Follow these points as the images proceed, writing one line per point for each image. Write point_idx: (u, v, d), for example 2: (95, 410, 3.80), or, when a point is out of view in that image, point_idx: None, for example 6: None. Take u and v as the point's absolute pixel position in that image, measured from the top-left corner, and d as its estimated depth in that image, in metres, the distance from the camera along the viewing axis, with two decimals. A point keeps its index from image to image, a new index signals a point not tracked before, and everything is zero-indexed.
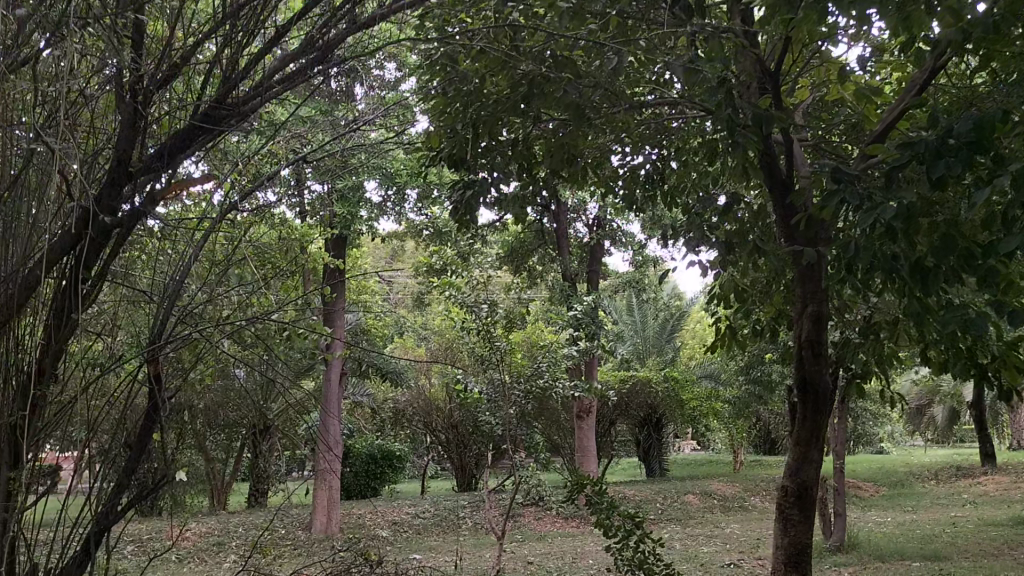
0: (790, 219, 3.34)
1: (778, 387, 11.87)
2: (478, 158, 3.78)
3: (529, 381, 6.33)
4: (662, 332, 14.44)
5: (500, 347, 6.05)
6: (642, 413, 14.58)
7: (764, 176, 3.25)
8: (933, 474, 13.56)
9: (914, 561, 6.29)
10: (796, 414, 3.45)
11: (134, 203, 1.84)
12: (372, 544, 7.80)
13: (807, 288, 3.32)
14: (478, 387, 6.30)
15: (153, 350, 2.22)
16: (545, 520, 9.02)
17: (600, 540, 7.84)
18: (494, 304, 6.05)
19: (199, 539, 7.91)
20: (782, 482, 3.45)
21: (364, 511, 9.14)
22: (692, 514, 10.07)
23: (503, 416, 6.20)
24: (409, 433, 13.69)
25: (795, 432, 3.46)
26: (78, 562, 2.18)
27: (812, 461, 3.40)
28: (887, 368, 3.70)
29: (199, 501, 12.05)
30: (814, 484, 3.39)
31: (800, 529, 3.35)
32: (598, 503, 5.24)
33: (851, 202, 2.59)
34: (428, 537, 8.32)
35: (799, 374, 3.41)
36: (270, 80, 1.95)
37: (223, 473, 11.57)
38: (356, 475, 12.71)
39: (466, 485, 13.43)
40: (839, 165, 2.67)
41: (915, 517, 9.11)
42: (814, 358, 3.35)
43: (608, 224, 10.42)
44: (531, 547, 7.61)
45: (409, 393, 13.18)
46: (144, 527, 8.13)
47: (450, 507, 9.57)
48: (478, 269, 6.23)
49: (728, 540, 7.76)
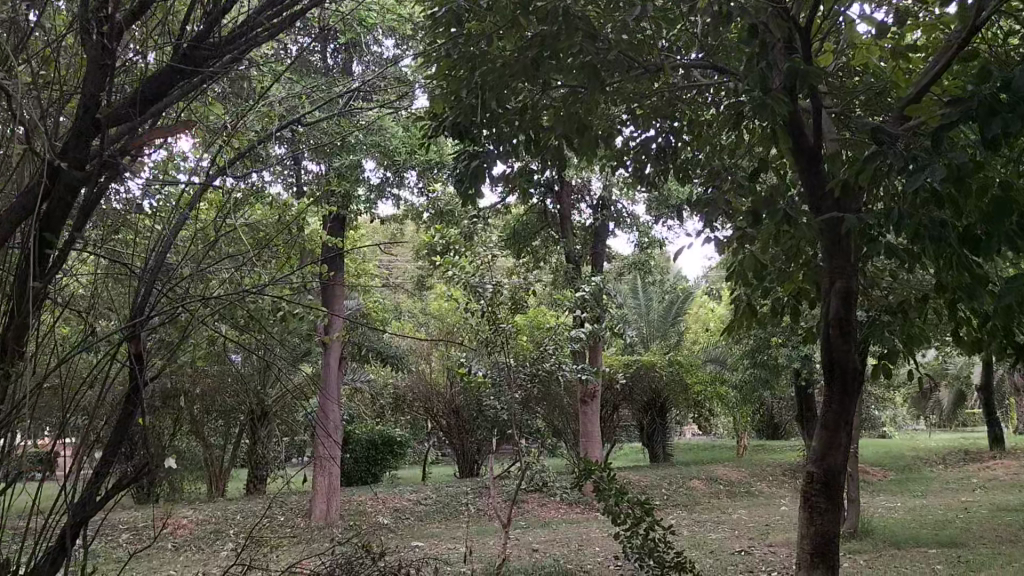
0: (819, 191, 3.16)
1: (783, 370, 11.71)
2: (483, 129, 3.61)
3: (535, 363, 6.15)
4: (667, 315, 14.28)
5: (504, 329, 5.87)
6: (646, 398, 14.41)
7: (789, 145, 3.08)
8: (940, 458, 13.40)
9: (930, 548, 6.13)
10: (821, 396, 3.27)
11: (105, 157, 1.66)
12: (373, 532, 7.65)
13: (835, 263, 3.15)
14: (483, 370, 6.11)
15: (134, 327, 2.02)
16: (549, 506, 8.85)
17: (606, 527, 7.68)
18: (499, 285, 5.87)
19: (196, 526, 7.74)
20: (807, 468, 3.27)
21: (364, 497, 8.99)
22: (698, 500, 9.93)
23: (508, 400, 6.01)
24: (410, 419, 13.56)
25: (820, 415, 3.29)
26: (52, 560, 1.98)
27: (840, 446, 3.22)
28: (917, 348, 3.51)
29: (198, 488, 11.92)
30: (841, 470, 3.21)
31: (826, 518, 3.18)
32: (607, 490, 5.06)
33: (893, 165, 2.40)
34: (430, 524, 8.15)
35: (826, 354, 3.24)
36: (255, 17, 1.81)
37: (223, 459, 11.42)
38: (356, 461, 12.58)
39: (468, 471, 13.26)
40: (879, 126, 2.48)
41: (925, 502, 8.95)
42: (843, 338, 3.18)
43: (613, 205, 10.22)
44: (536, 535, 7.44)
45: (410, 378, 13.02)
46: (140, 516, 7.97)
47: (452, 493, 9.41)
48: (483, 252, 5.98)
49: (737, 527, 7.58)
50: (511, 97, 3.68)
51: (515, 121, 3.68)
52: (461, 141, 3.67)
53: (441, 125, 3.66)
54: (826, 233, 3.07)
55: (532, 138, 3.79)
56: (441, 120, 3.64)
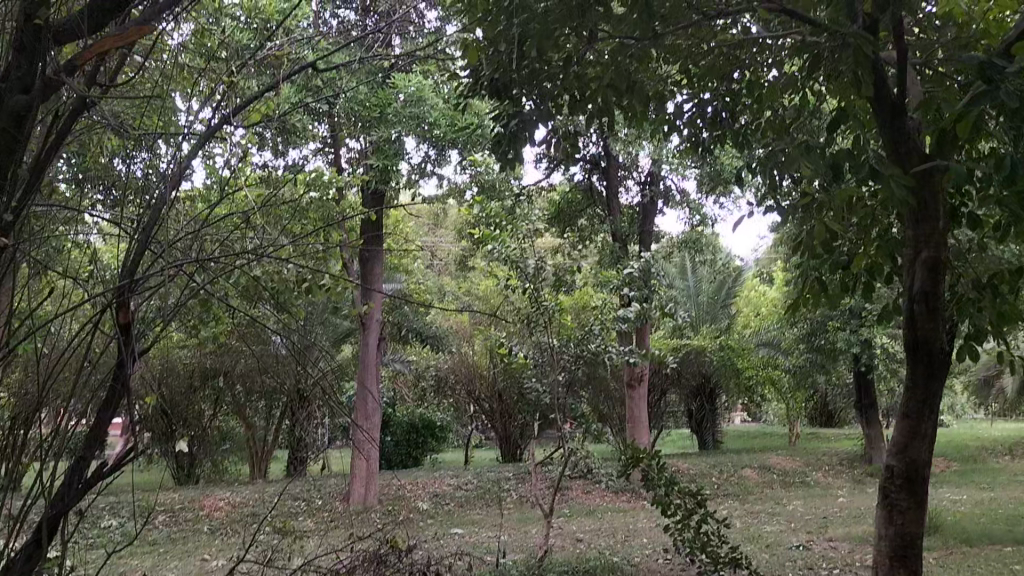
0: (902, 149, 2.80)
1: (839, 355, 11.23)
2: (523, 86, 3.32)
3: (580, 345, 5.77)
4: (717, 298, 13.87)
5: (548, 309, 5.58)
6: (694, 383, 13.97)
7: (870, 95, 2.71)
8: (1007, 449, 12.77)
9: (1007, 546, 5.67)
10: (904, 379, 2.93)
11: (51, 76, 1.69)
12: (411, 517, 7.48)
13: (919, 230, 2.80)
14: (524, 351, 5.81)
15: (123, 291, 1.82)
16: (593, 493, 8.58)
17: (654, 517, 7.36)
18: (541, 262, 5.59)
19: (233, 509, 7.62)
20: (886, 460, 2.95)
21: (404, 481, 8.79)
22: (750, 489, 9.55)
23: (551, 384, 5.74)
24: (452, 402, 13.38)
25: (901, 402, 2.96)
26: (27, 553, 1.80)
27: (924, 437, 2.89)
28: (1012, 325, 3.12)
29: (241, 469, 11.96)
30: (925, 463, 2.89)
31: (910, 518, 2.88)
32: (654, 480, 4.75)
33: (1006, 102, 2.04)
34: (471, 511, 7.93)
35: (909, 333, 2.88)
36: None
37: (264, 440, 11.34)
38: (398, 445, 12.42)
39: (511, 455, 13.02)
40: (986, 58, 2.12)
41: (993, 495, 8.46)
42: (930, 316, 2.82)
43: (661, 181, 9.82)
44: (581, 523, 7.17)
45: (452, 361, 12.83)
46: (176, 497, 7.90)
47: (494, 479, 9.17)
48: (525, 225, 5.67)
49: (793, 519, 7.21)
50: (554, 49, 3.37)
51: (557, 78, 3.38)
52: (499, 98, 3.39)
53: (478, 80, 3.37)
54: (914, 196, 2.72)
55: (577, 98, 3.50)
56: (479, 73, 3.34)
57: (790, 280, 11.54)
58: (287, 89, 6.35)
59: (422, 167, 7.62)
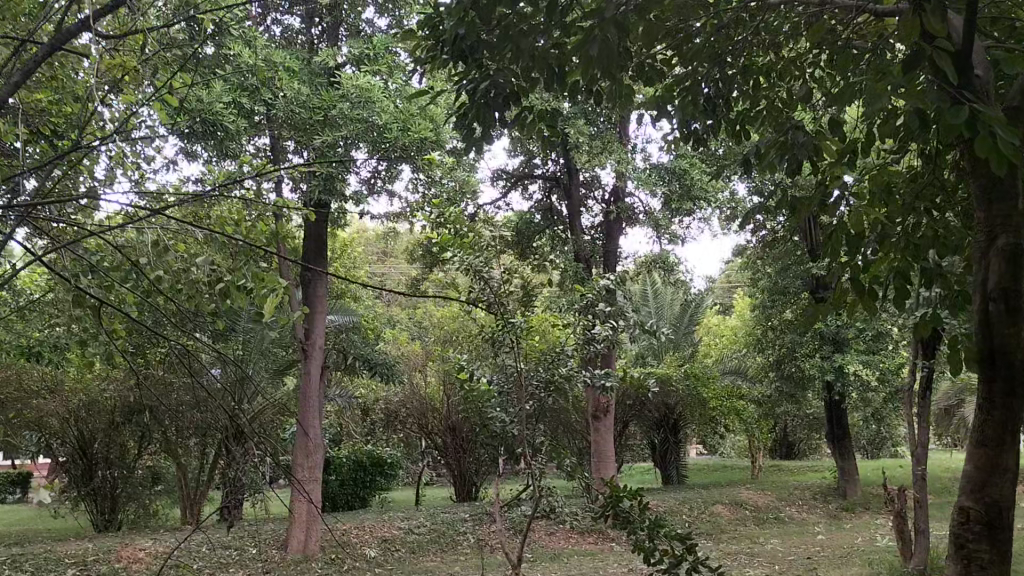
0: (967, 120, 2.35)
1: (809, 383, 10.82)
2: (491, 52, 2.80)
3: (551, 368, 4.97)
4: (680, 324, 13.51)
5: (516, 327, 4.69)
6: (657, 414, 13.37)
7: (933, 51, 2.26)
8: None
9: None
10: (978, 399, 2.47)
11: None
12: (358, 567, 6.73)
13: (994, 212, 2.47)
14: (486, 375, 4.92)
15: None
16: (557, 535, 7.94)
17: (626, 562, 6.72)
18: (511, 272, 4.83)
19: (153, 561, 6.80)
20: (960, 502, 2.46)
21: (350, 525, 8.03)
22: (723, 528, 8.97)
23: (519, 413, 4.84)
24: (403, 437, 12.63)
25: (974, 428, 2.48)
26: None
27: (1007, 470, 2.40)
28: None
29: (170, 513, 11.04)
30: (1009, 504, 2.39)
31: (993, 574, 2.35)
32: (637, 523, 4.05)
33: None
34: (424, 558, 7.24)
35: (984, 342, 2.43)
36: None
37: (195, 478, 10.25)
38: (343, 484, 11.66)
39: (466, 494, 12.25)
40: None
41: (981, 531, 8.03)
42: (1009, 318, 2.40)
43: (625, 199, 9.29)
44: (547, 570, 6.51)
45: (403, 393, 12.12)
46: (90, 550, 7.07)
47: (449, 521, 8.47)
48: (489, 232, 4.72)
49: (775, 561, 6.64)
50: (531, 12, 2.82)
51: (537, 45, 2.81)
52: (464, 68, 2.86)
53: (440, 43, 2.83)
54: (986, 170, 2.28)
55: (556, 73, 2.96)
56: (440, 35, 2.82)
57: (758, 307, 11.18)
58: (218, 87, 5.86)
59: (370, 182, 7.02)
